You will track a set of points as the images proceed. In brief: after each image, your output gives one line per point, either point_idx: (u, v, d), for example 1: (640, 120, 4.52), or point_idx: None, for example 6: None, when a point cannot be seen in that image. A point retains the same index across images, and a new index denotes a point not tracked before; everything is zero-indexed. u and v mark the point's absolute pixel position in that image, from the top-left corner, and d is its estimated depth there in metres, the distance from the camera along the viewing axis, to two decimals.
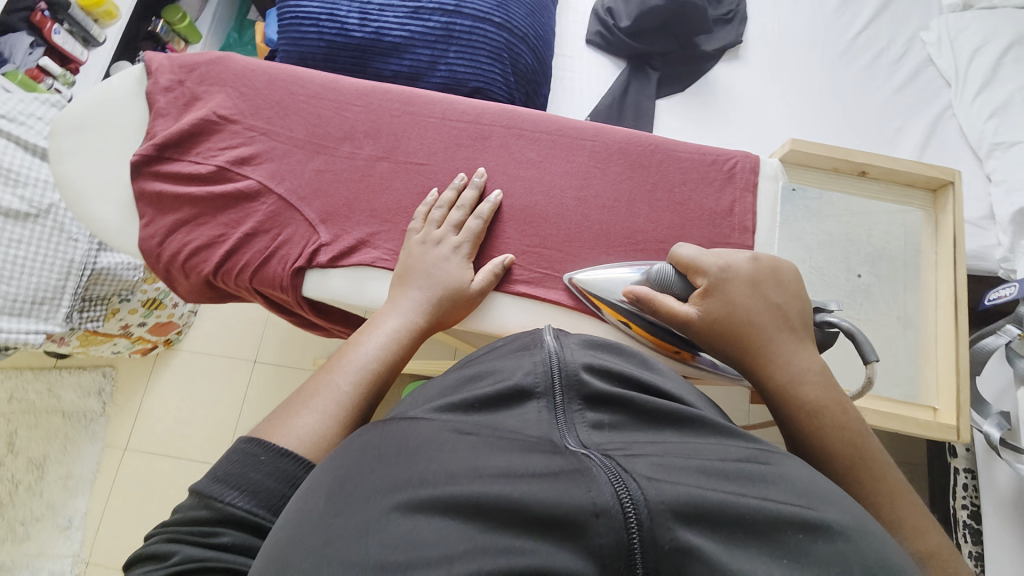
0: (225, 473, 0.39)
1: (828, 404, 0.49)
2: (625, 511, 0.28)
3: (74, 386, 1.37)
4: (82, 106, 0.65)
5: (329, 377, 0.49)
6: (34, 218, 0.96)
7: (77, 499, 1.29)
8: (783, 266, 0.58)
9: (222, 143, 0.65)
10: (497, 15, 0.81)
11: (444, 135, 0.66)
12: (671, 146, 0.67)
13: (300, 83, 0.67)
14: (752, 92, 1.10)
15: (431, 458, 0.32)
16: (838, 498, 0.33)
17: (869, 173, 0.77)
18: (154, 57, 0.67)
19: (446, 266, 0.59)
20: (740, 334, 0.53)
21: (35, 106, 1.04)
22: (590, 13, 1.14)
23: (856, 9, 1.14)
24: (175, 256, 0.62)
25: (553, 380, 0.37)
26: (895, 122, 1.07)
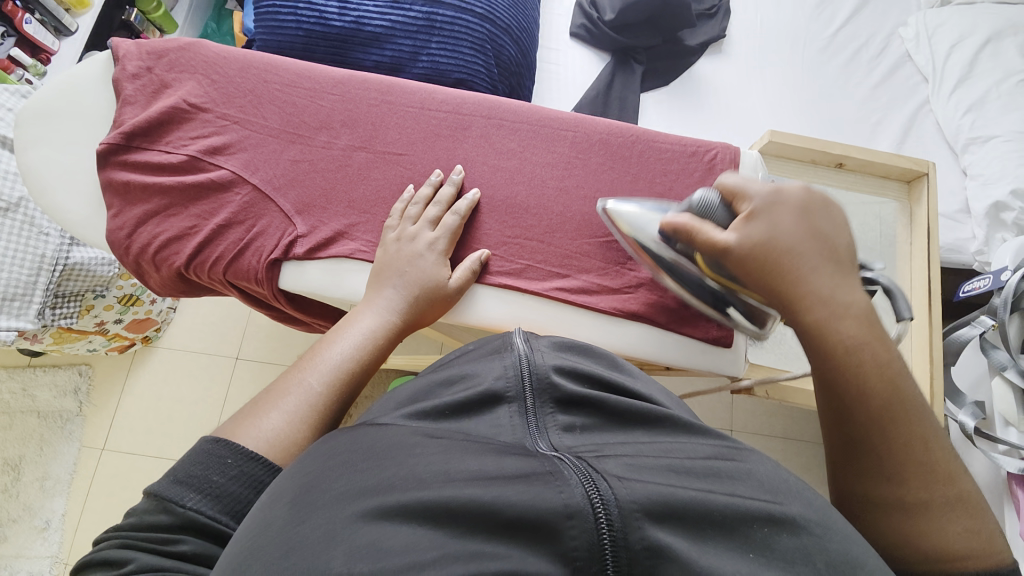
0: (186, 475, 0.38)
1: (869, 343, 0.45)
2: (598, 511, 0.27)
3: (50, 385, 1.34)
4: (45, 94, 0.63)
5: (300, 376, 0.48)
6: (4, 212, 0.94)
7: (54, 501, 1.26)
8: (835, 203, 0.51)
9: (194, 131, 0.63)
10: (479, 6, 0.80)
11: (423, 125, 0.65)
12: (653, 137, 0.67)
13: (274, 71, 0.65)
14: (736, 87, 1.11)
15: (399, 462, 0.32)
16: (802, 491, 0.33)
17: (846, 165, 0.78)
18: (121, 43, 0.64)
19: (423, 264, 0.58)
20: (782, 260, 0.48)
21: (4, 97, 1.01)
22: (574, 5, 1.14)
23: (836, 6, 1.16)
24: (144, 248, 0.61)
25: (523, 383, 0.37)
26: (874, 117, 1.08)
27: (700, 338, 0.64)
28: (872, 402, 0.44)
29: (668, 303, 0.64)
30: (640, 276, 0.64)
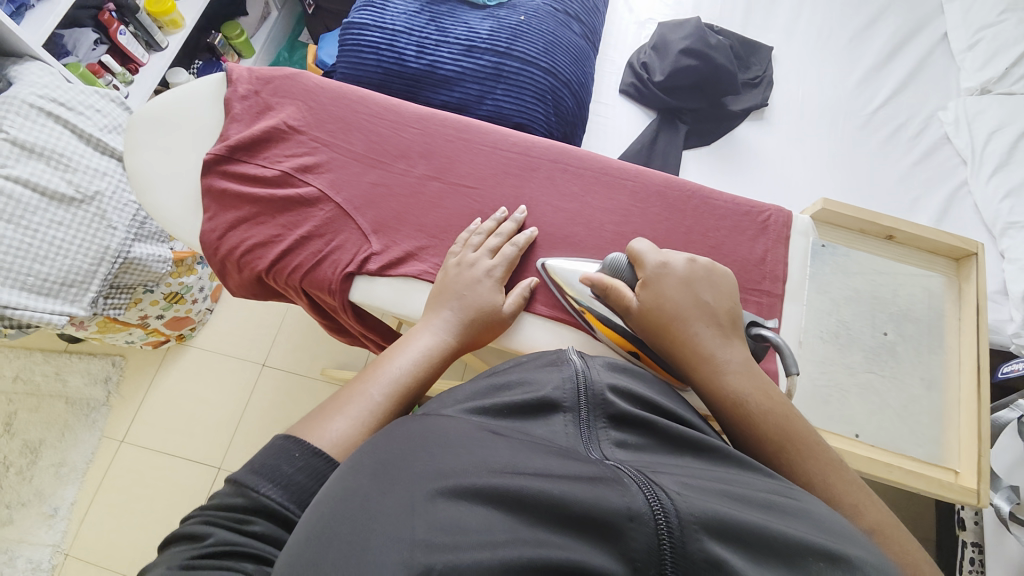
0: (260, 465, 0.40)
1: (753, 394, 0.52)
2: (657, 517, 0.30)
3: (82, 372, 1.37)
4: (164, 103, 0.70)
5: (362, 386, 0.51)
6: (78, 203, 0.98)
7: (67, 488, 1.27)
8: (717, 268, 0.60)
9: (288, 150, 0.69)
10: (544, 61, 0.87)
11: (494, 162, 0.70)
12: (708, 194, 0.70)
13: (365, 103, 0.71)
14: (774, 154, 1.16)
15: (471, 453, 0.35)
16: (859, 536, 0.35)
17: (895, 238, 0.80)
18: (236, 69, 0.72)
19: (481, 290, 0.60)
20: (670, 322, 0.55)
21: (94, 99, 1.05)
22: (625, 65, 1.21)
23: (875, 87, 1.21)
24: (230, 251, 0.65)
25: (579, 396, 0.41)
26: (911, 194, 1.11)
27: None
28: (765, 446, 0.49)
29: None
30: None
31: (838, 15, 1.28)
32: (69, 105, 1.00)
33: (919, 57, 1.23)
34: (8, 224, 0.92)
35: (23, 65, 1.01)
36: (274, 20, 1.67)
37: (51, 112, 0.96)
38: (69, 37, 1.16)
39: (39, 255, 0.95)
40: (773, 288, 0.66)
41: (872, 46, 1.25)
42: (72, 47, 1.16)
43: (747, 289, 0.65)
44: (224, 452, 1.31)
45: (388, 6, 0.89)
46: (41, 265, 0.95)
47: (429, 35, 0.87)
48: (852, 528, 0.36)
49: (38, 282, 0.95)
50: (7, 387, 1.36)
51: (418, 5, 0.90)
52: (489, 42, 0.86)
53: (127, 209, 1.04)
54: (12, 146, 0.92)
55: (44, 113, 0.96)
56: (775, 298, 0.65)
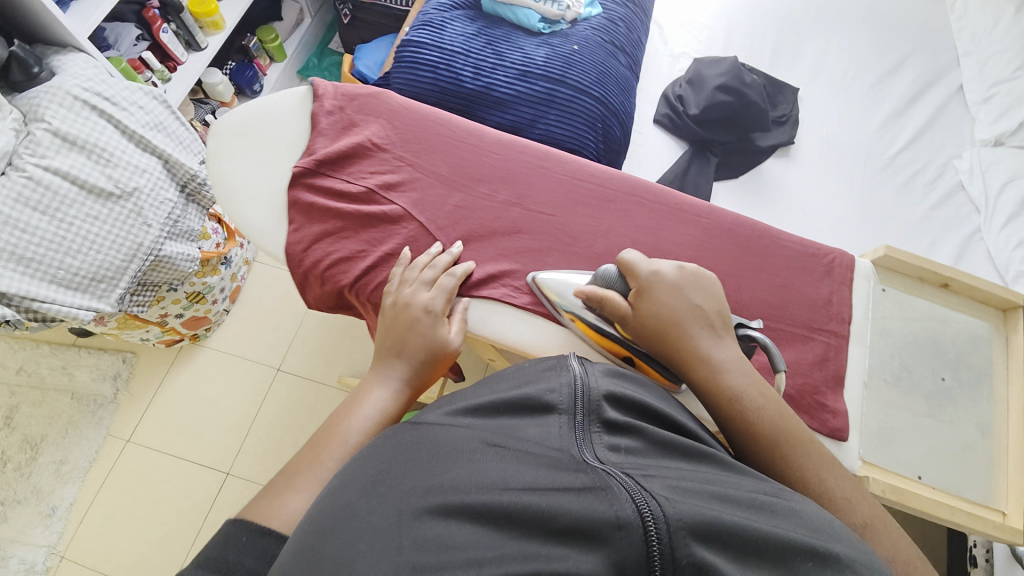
0: (207, 557, 0.38)
1: (747, 390, 0.55)
2: (645, 524, 0.33)
3: (90, 367, 1.34)
4: (246, 112, 0.72)
5: (313, 456, 0.50)
6: (116, 199, 0.96)
7: (66, 487, 1.23)
8: (703, 274, 0.63)
9: (372, 166, 0.71)
10: (596, 90, 0.89)
11: (571, 191, 0.73)
12: (777, 235, 0.71)
13: (449, 127, 0.74)
14: (799, 191, 1.20)
15: (467, 463, 0.38)
16: (842, 532, 0.38)
17: (951, 286, 0.72)
18: (322, 84, 0.74)
19: (422, 326, 0.60)
20: (666, 328, 0.58)
21: (138, 96, 1.03)
22: (660, 95, 1.25)
23: (895, 132, 1.26)
24: (314, 264, 0.67)
25: (575, 401, 0.45)
26: (929, 237, 1.15)
27: (815, 427, 0.61)
28: (761, 441, 0.52)
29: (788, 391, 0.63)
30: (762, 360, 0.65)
31: (859, 62, 1.34)
32: (112, 99, 0.98)
33: (936, 106, 1.28)
34: (42, 214, 0.89)
35: (67, 56, 0.99)
36: (305, 27, 1.69)
37: (94, 105, 0.95)
38: (112, 32, 1.17)
39: (71, 248, 0.92)
40: (839, 329, 0.67)
41: (892, 93, 1.31)
42: (115, 42, 1.16)
43: (811, 329, 0.67)
44: (233, 458, 1.28)
45: (445, 27, 0.91)
46: (74, 259, 0.93)
47: (486, 58, 0.89)
48: (833, 520, 0.40)
49: (67, 275, 0.92)
50: (10, 379, 1.32)
51: (475, 28, 0.92)
52: (543, 69, 0.89)
53: (162, 208, 1.03)
54: (54, 138, 0.91)
55: (88, 106, 0.94)
56: (841, 339, 0.67)
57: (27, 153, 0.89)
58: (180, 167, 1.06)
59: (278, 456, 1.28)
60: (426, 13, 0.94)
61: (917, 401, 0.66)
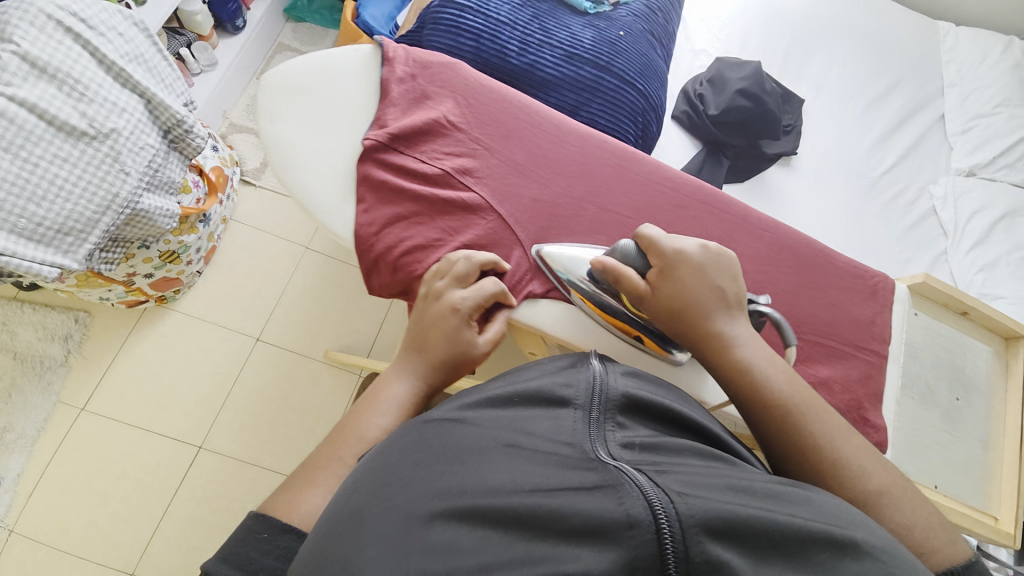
0: (230, 554, 0.42)
1: (761, 367, 0.55)
2: (658, 522, 0.30)
3: (36, 326, 1.20)
4: (301, 71, 0.73)
5: (334, 450, 0.51)
6: (90, 139, 0.84)
7: (12, 457, 1.11)
8: (725, 254, 0.62)
9: (446, 146, 0.72)
10: (640, 83, 0.87)
11: (647, 194, 0.73)
12: (831, 255, 0.74)
13: (526, 112, 0.75)
14: (797, 200, 1.25)
15: (475, 462, 0.36)
16: (866, 523, 0.35)
17: (969, 314, 0.79)
18: (393, 49, 0.75)
19: (453, 329, 0.58)
20: (686, 310, 0.58)
21: (117, 20, 0.90)
22: (679, 91, 1.26)
23: (883, 152, 1.34)
24: (388, 250, 0.67)
25: (592, 397, 0.41)
26: (904, 255, 1.25)
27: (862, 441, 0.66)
28: (770, 411, 0.53)
29: (838, 405, 0.66)
30: (817, 375, 0.67)
31: (857, 81, 1.40)
32: (91, 23, 0.86)
33: (920, 131, 1.37)
34: (5, 152, 0.78)
35: None
36: None
37: (70, 27, 0.83)
38: None
39: (38, 195, 0.81)
40: (879, 349, 0.71)
41: (883, 114, 1.38)
42: None
43: (857, 347, 0.70)
44: (206, 431, 1.19)
45: None
46: (38, 207, 0.81)
47: (532, 33, 0.84)
48: (856, 511, 0.36)
49: (29, 225, 0.81)
50: None
51: None
52: (591, 53, 0.85)
53: (142, 153, 0.90)
54: (22, 63, 0.80)
55: (63, 28, 0.83)
56: (881, 358, 0.71)
57: None
58: (165, 109, 0.93)
59: (257, 431, 1.21)
60: None
61: (919, 411, 0.72)
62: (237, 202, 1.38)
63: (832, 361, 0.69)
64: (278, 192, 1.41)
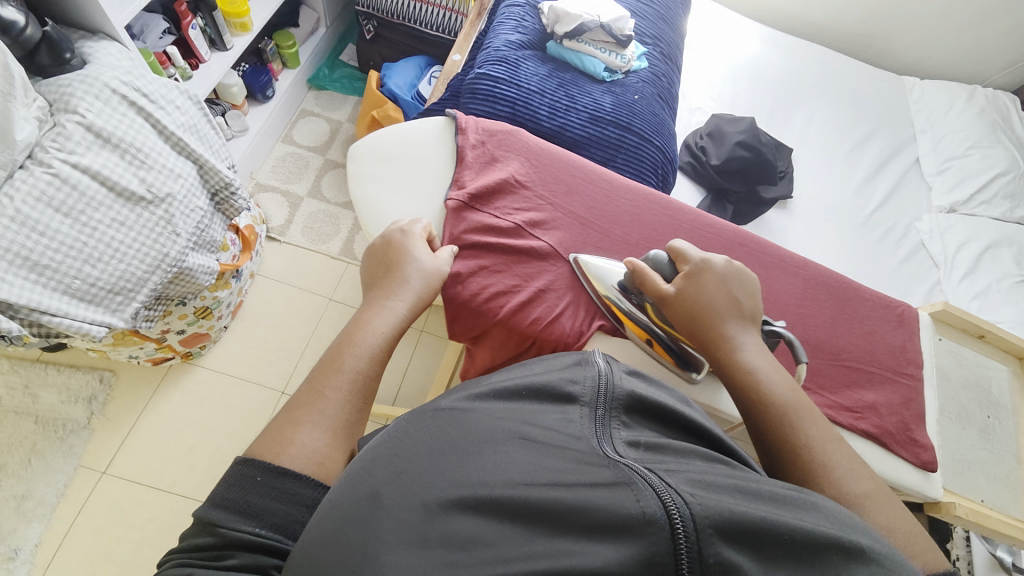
0: (223, 500, 0.43)
1: (769, 374, 0.59)
2: (673, 520, 0.31)
3: (59, 388, 1.19)
4: (381, 138, 0.82)
5: (318, 388, 0.53)
6: (146, 204, 0.87)
7: (29, 527, 1.06)
8: (746, 275, 0.69)
9: (515, 203, 0.79)
10: (657, 140, 0.96)
11: (693, 239, 0.80)
12: (859, 288, 0.80)
13: (582, 170, 0.84)
14: (798, 239, 1.34)
15: (491, 454, 0.38)
16: (868, 531, 0.36)
17: (987, 338, 0.85)
18: (464, 119, 0.84)
19: (404, 253, 0.68)
20: (699, 312, 0.64)
21: (175, 95, 0.95)
22: (682, 145, 1.38)
23: (870, 192, 1.45)
24: (472, 297, 0.72)
25: (599, 397, 0.44)
26: (902, 286, 1.33)
27: (910, 459, 0.70)
28: (766, 411, 0.56)
29: (888, 427, 0.71)
30: (864, 400, 0.72)
31: (837, 131, 1.53)
32: (152, 98, 0.90)
33: (900, 172, 1.50)
34: (64, 217, 0.79)
35: (99, 43, 0.92)
36: (320, 36, 1.65)
37: (133, 100, 0.87)
38: (138, 23, 1.10)
39: (92, 257, 0.82)
40: (915, 373, 0.76)
41: (866, 158, 1.51)
42: (141, 33, 1.09)
43: (897, 372, 0.75)
44: None
45: (520, 65, 0.96)
46: (92, 268, 0.82)
47: (560, 99, 0.94)
48: (855, 519, 0.37)
49: (83, 286, 0.81)
50: None
51: (546, 69, 0.98)
52: (613, 116, 0.95)
53: (192, 216, 0.95)
54: (85, 132, 0.82)
55: (127, 101, 0.86)
56: (919, 381, 0.75)
57: (54, 146, 0.79)
58: (215, 173, 0.99)
59: None
60: (497, 50, 0.98)
61: (946, 431, 0.76)
62: (262, 257, 1.41)
63: (877, 386, 0.74)
64: (303, 247, 1.46)
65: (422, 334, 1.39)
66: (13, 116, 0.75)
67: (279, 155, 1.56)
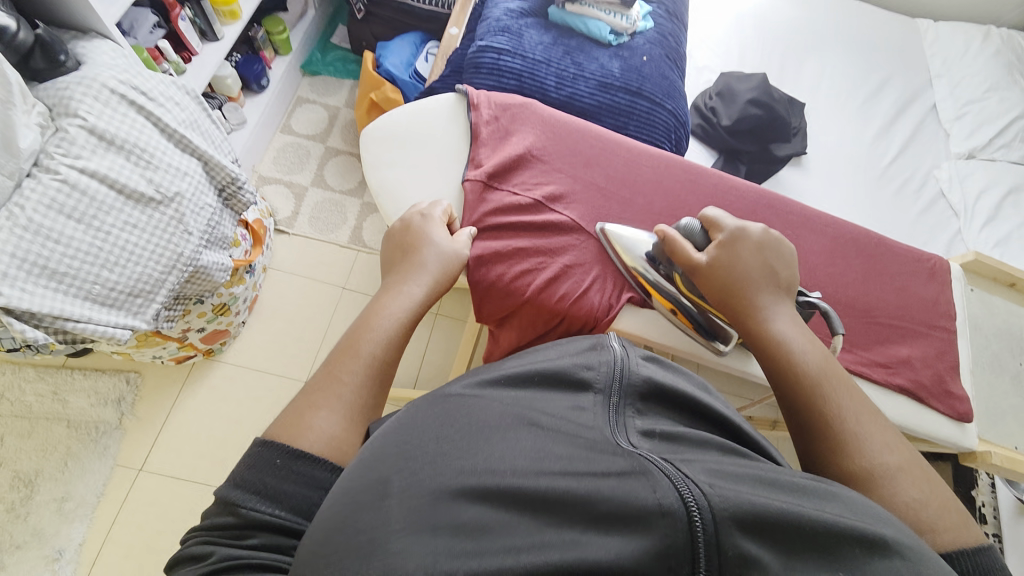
0: (243, 480, 0.43)
1: (806, 348, 0.57)
2: (690, 513, 0.30)
3: (88, 392, 1.21)
4: (391, 121, 0.81)
5: (335, 372, 0.53)
6: (156, 204, 0.86)
7: (73, 526, 1.10)
8: (783, 244, 0.68)
9: (534, 177, 0.77)
10: (669, 104, 0.93)
11: (717, 203, 0.78)
12: (888, 242, 0.78)
13: (600, 140, 0.82)
14: (814, 197, 1.31)
15: (500, 443, 0.37)
16: (889, 518, 0.35)
17: (1018, 286, 0.84)
18: (476, 95, 0.81)
19: (424, 236, 0.67)
20: (735, 284, 0.63)
21: (173, 91, 0.93)
22: (690, 107, 1.34)
23: (887, 142, 1.41)
24: (499, 278, 0.72)
25: (613, 383, 0.43)
26: (922, 238, 1.30)
27: (947, 413, 0.70)
28: (799, 381, 0.55)
29: (923, 381, 0.71)
30: (898, 356, 0.72)
31: (850, 82, 1.48)
32: (150, 94, 0.89)
33: (916, 120, 1.44)
34: (77, 222, 0.78)
35: (91, 42, 0.90)
36: (309, 19, 1.60)
37: (133, 100, 0.85)
38: (127, 18, 1.07)
39: (109, 261, 0.82)
40: (948, 325, 0.75)
41: (881, 107, 1.45)
42: (131, 29, 1.06)
43: (929, 326, 0.75)
44: None
45: (522, 34, 0.92)
46: (111, 272, 0.82)
47: (566, 67, 0.91)
48: (874, 505, 0.36)
49: (104, 291, 0.82)
50: None
51: (550, 37, 0.94)
52: (623, 81, 0.92)
53: (202, 214, 0.94)
54: (89, 136, 0.80)
55: (126, 101, 0.85)
56: (950, 333, 0.75)
57: (58, 152, 0.78)
58: (221, 169, 0.97)
59: None
60: (498, 20, 0.94)
61: (979, 381, 0.76)
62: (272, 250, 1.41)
63: (910, 341, 0.73)
64: (312, 237, 1.45)
65: (437, 317, 1.39)
66: (15, 123, 0.74)
67: (279, 146, 1.53)
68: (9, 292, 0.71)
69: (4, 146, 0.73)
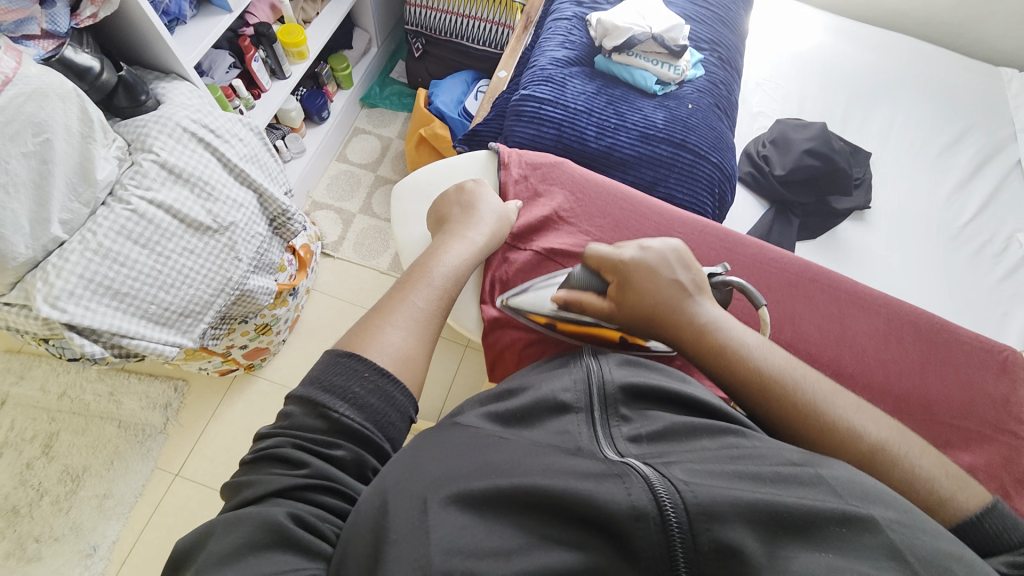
0: (334, 385, 0.48)
1: (752, 344, 0.57)
2: (661, 509, 0.34)
3: (140, 395, 1.30)
4: (421, 176, 0.83)
5: (404, 296, 0.58)
6: (212, 233, 0.93)
7: (109, 524, 1.17)
8: (672, 245, 0.66)
9: (560, 237, 0.77)
10: (714, 156, 0.90)
11: (759, 273, 0.75)
12: (954, 329, 0.72)
13: (633, 204, 0.80)
14: (875, 255, 1.20)
15: (489, 470, 0.40)
16: (888, 497, 0.37)
17: None
18: (507, 153, 0.82)
19: (478, 199, 0.73)
20: (650, 310, 0.61)
21: (239, 128, 1.01)
22: (742, 151, 1.30)
23: (964, 199, 1.28)
24: (511, 343, 0.73)
25: (590, 399, 0.49)
26: (1001, 308, 1.15)
27: None
28: (754, 384, 0.53)
29: None
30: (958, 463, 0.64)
31: (922, 132, 1.36)
32: (218, 132, 0.96)
33: (999, 176, 1.30)
34: (141, 248, 0.85)
35: (172, 83, 1.00)
36: (372, 56, 1.70)
37: (201, 137, 0.93)
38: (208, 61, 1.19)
39: (165, 283, 0.88)
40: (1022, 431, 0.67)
41: (958, 160, 1.33)
42: (210, 69, 1.18)
43: (996, 429, 0.66)
44: None
45: (566, 84, 0.93)
46: (166, 294, 0.88)
47: (608, 117, 0.90)
48: (860, 475, 0.39)
49: (158, 311, 0.88)
50: (53, 404, 1.28)
51: (594, 86, 0.94)
52: (666, 133, 0.89)
53: (252, 242, 1.00)
54: (159, 170, 0.88)
55: (195, 139, 0.92)
56: None
57: (131, 184, 0.85)
58: (273, 201, 1.04)
59: None
60: (543, 68, 0.95)
61: None
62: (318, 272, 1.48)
63: (974, 446, 0.65)
64: (354, 262, 1.51)
65: (467, 349, 1.40)
66: (94, 156, 0.82)
67: (333, 174, 1.62)
68: (73, 310, 0.78)
69: (83, 178, 0.80)
